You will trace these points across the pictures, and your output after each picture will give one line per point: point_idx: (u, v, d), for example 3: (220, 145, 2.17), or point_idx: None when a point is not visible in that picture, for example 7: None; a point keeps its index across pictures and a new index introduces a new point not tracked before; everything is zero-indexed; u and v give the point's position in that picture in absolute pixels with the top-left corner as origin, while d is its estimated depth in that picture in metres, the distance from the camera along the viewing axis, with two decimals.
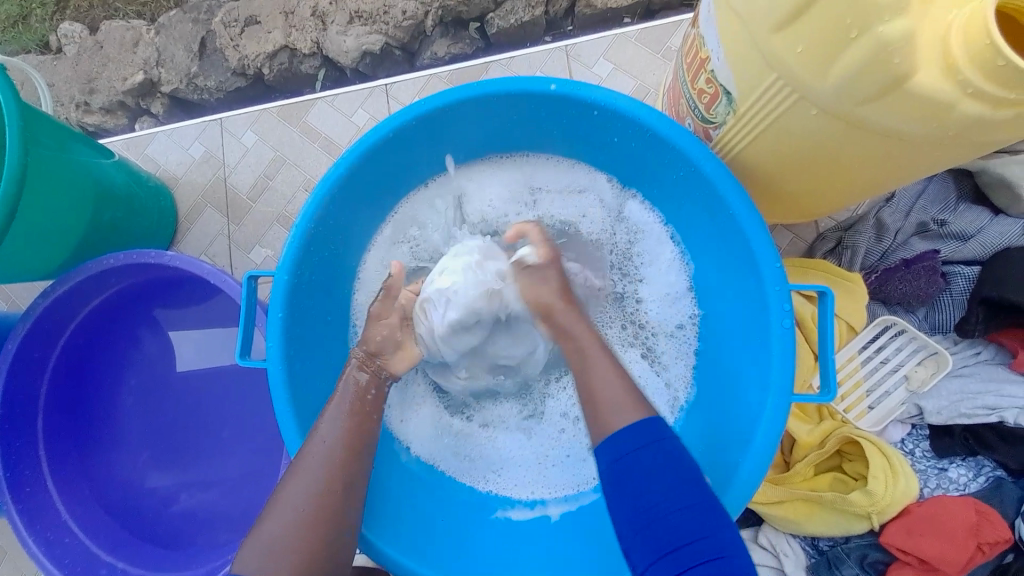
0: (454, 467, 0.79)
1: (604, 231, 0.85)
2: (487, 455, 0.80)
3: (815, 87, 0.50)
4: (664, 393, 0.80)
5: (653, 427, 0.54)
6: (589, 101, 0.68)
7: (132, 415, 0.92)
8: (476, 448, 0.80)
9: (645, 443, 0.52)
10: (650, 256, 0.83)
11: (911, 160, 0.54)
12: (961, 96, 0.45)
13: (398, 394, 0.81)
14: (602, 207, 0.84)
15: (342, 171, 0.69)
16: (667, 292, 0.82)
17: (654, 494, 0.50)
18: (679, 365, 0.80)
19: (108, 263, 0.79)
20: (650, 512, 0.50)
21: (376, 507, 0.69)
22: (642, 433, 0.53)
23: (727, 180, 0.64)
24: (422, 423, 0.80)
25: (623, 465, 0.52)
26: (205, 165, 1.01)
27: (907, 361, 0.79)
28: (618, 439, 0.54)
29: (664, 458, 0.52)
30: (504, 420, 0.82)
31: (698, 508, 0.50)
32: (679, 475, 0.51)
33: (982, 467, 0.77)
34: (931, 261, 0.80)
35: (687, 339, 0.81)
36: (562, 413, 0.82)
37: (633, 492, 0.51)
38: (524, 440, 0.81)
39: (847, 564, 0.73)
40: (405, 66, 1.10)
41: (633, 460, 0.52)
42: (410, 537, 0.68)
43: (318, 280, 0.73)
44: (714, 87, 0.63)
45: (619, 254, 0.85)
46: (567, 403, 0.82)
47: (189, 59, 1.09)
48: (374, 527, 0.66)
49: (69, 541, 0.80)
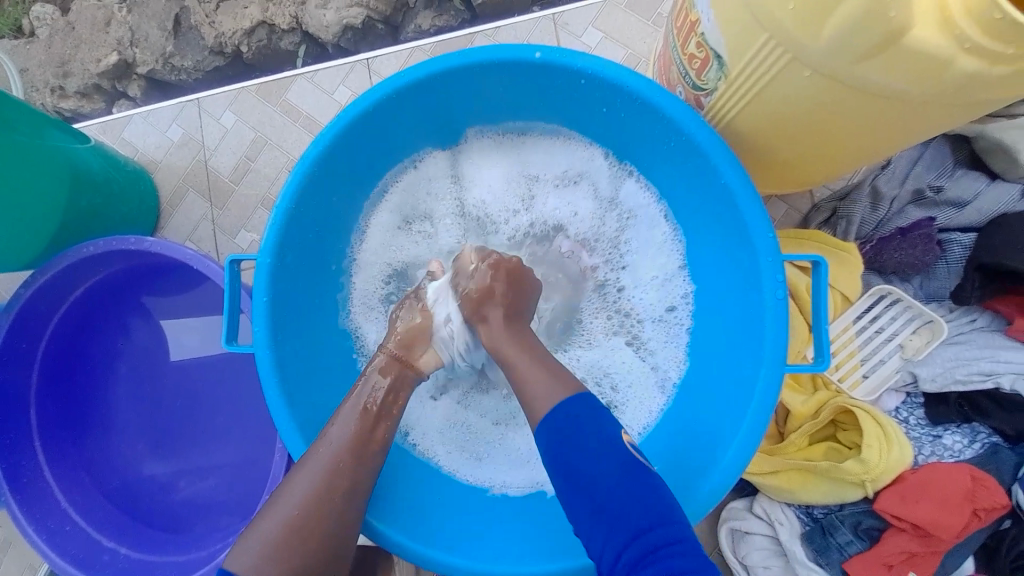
0: (459, 461, 0.78)
1: (594, 222, 0.83)
2: (493, 451, 0.79)
3: (807, 47, 0.48)
4: (650, 377, 0.79)
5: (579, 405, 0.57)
6: (576, 69, 0.66)
7: (126, 403, 0.91)
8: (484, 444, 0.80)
9: (578, 418, 0.55)
10: (639, 243, 0.82)
11: (904, 122, 0.52)
12: (958, 52, 0.42)
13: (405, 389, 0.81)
14: (594, 198, 0.83)
15: (321, 148, 0.66)
16: (654, 276, 0.81)
17: (587, 465, 0.53)
18: (666, 348, 0.79)
19: (87, 251, 0.77)
20: (586, 483, 0.52)
21: (381, 499, 0.69)
22: (573, 407, 0.56)
23: (721, 149, 0.62)
24: (428, 421, 0.80)
25: (559, 440, 0.55)
26: (185, 148, 0.98)
27: (902, 330, 0.78)
28: (553, 424, 0.56)
29: (594, 428, 0.55)
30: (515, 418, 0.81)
31: (629, 472, 0.52)
32: (613, 444, 0.54)
33: (978, 434, 0.77)
34: (927, 230, 0.80)
35: (676, 322, 0.79)
36: None
37: (569, 466, 0.53)
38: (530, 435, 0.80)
39: (841, 531, 0.74)
40: (389, 39, 1.06)
41: (567, 434, 0.55)
42: (408, 520, 0.68)
43: (303, 265, 0.72)
44: (704, 51, 0.60)
45: (605, 241, 0.83)
46: (564, 390, 0.81)
47: (163, 38, 1.05)
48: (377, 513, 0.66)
49: (70, 529, 0.81)
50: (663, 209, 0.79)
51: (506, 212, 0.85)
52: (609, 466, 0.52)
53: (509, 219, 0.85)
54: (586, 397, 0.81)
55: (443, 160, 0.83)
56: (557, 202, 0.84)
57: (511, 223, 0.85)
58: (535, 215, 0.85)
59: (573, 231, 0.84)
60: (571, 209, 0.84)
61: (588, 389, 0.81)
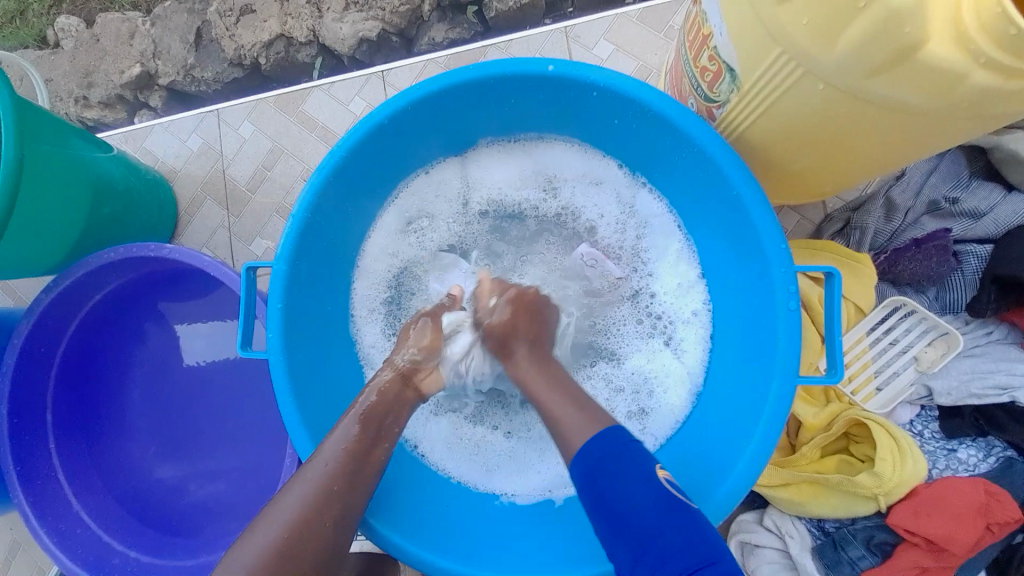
0: (469, 472, 0.78)
1: (617, 230, 0.84)
2: (505, 462, 0.79)
3: (820, 60, 0.49)
4: (678, 380, 0.78)
5: (614, 438, 0.57)
6: (588, 82, 0.67)
7: (140, 406, 0.93)
8: (495, 455, 0.80)
9: (611, 452, 0.56)
10: (657, 251, 0.82)
11: (918, 134, 0.52)
12: (972, 65, 0.43)
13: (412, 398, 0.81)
14: (618, 203, 0.83)
15: (338, 158, 0.68)
16: (680, 283, 0.80)
17: (624, 501, 0.53)
18: (693, 352, 0.79)
19: (108, 257, 0.79)
20: (624, 521, 0.52)
21: (386, 502, 0.69)
22: (605, 443, 0.57)
23: (733, 162, 0.63)
24: (436, 431, 0.80)
25: (595, 477, 0.55)
26: (203, 157, 1.01)
27: (916, 343, 0.78)
28: (588, 452, 0.57)
29: (630, 465, 0.55)
30: (526, 429, 0.82)
31: (667, 507, 0.52)
32: (649, 479, 0.54)
33: (994, 447, 0.76)
34: (942, 240, 0.79)
35: (702, 323, 0.79)
36: None
37: (606, 504, 0.54)
38: (544, 445, 0.80)
39: (853, 545, 0.73)
40: (403, 52, 1.09)
41: (605, 466, 0.55)
42: (414, 526, 0.68)
43: (317, 272, 0.73)
44: (716, 64, 0.61)
45: (625, 250, 0.84)
46: (593, 395, 0.82)
47: (185, 50, 1.08)
48: (382, 517, 0.66)
49: (80, 532, 0.83)
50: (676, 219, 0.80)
51: (527, 217, 0.86)
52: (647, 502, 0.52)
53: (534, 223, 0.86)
54: (621, 402, 0.80)
55: (453, 168, 0.84)
56: (581, 207, 0.85)
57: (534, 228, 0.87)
58: (557, 220, 0.86)
59: (589, 239, 0.85)
60: (597, 215, 0.84)
61: (623, 395, 0.80)
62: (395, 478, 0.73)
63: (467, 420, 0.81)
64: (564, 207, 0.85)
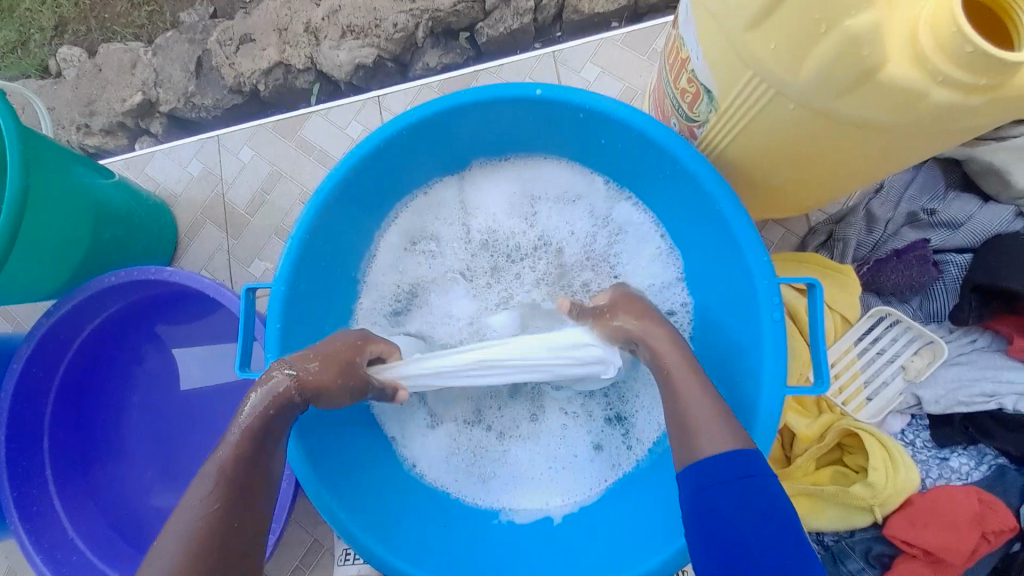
0: (465, 484, 0.78)
1: (589, 238, 0.86)
2: (501, 470, 0.79)
3: (792, 81, 0.51)
4: None
5: (739, 462, 0.52)
6: (575, 104, 0.69)
7: (137, 432, 0.93)
8: (491, 463, 0.79)
9: (733, 474, 0.51)
10: (629, 256, 0.84)
11: (890, 149, 0.54)
12: (932, 84, 0.45)
13: (395, 410, 0.80)
14: (591, 217, 0.85)
15: (336, 181, 0.70)
16: (656, 280, 0.82)
17: (735, 527, 0.49)
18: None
19: (107, 281, 0.80)
20: (725, 544, 0.49)
21: (383, 524, 0.69)
22: (733, 463, 0.52)
23: (716, 180, 0.65)
24: (428, 444, 0.80)
25: (708, 493, 0.52)
26: (203, 181, 1.03)
27: (903, 351, 0.79)
28: (705, 470, 0.53)
29: (751, 495, 0.50)
30: (518, 428, 0.81)
31: (781, 549, 0.48)
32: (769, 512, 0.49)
33: (985, 455, 0.77)
34: (922, 251, 0.81)
35: (680, 324, 0.81)
36: (562, 413, 0.81)
37: (712, 523, 0.50)
38: (535, 449, 0.80)
39: (852, 558, 0.73)
40: (398, 77, 1.12)
41: (721, 491, 0.51)
42: (410, 547, 0.68)
43: (315, 293, 0.74)
44: (695, 87, 0.64)
45: (595, 255, 0.85)
46: (567, 401, 0.81)
47: (186, 79, 1.12)
48: (374, 534, 0.66)
49: (75, 559, 0.82)
50: (653, 220, 0.82)
51: (513, 237, 0.87)
52: (757, 534, 0.48)
53: (515, 246, 0.87)
54: (596, 408, 0.80)
55: (451, 187, 0.86)
56: (561, 224, 0.86)
57: (513, 252, 0.87)
58: (539, 242, 0.87)
59: (569, 253, 0.86)
60: (571, 230, 0.86)
61: (596, 400, 0.80)
62: (379, 488, 0.73)
63: (462, 427, 0.81)
64: (539, 236, 0.87)
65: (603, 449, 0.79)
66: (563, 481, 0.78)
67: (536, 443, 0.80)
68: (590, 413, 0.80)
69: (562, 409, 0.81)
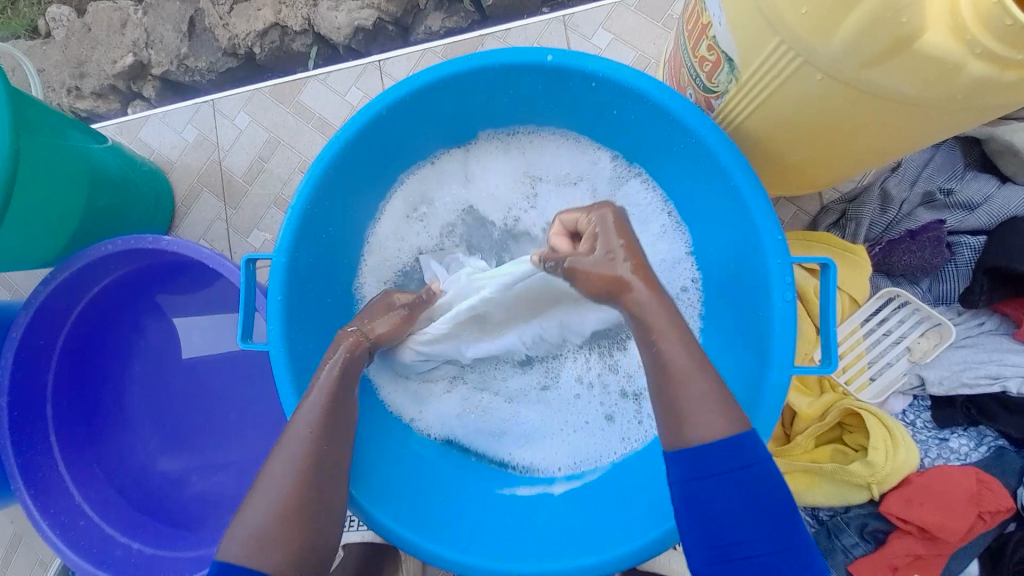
0: (483, 442, 0.82)
1: None
2: (515, 429, 0.82)
3: (819, 51, 0.48)
4: None
5: (732, 450, 0.49)
6: (587, 73, 0.66)
7: (139, 400, 0.94)
8: (503, 425, 0.83)
9: (727, 465, 0.49)
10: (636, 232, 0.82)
11: (915, 125, 0.52)
12: (969, 57, 0.43)
13: (404, 395, 0.82)
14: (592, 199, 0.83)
15: (335, 150, 0.67)
16: (670, 253, 0.81)
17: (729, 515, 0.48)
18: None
19: (106, 250, 0.78)
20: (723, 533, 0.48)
21: (391, 493, 0.70)
22: (728, 452, 0.49)
23: (730, 149, 0.63)
24: (444, 412, 0.82)
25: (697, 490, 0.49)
26: (199, 149, 1.00)
27: (910, 333, 0.78)
28: (698, 458, 0.49)
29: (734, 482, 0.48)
30: (527, 392, 0.84)
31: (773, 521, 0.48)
32: (761, 485, 0.48)
33: (985, 436, 0.77)
34: (936, 232, 0.79)
35: (691, 301, 0.80)
36: (577, 378, 0.84)
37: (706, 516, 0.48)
38: (545, 411, 0.83)
39: (847, 533, 0.74)
40: (399, 41, 1.07)
41: (713, 480, 0.49)
42: (415, 515, 0.69)
43: (317, 263, 0.73)
44: (715, 54, 0.61)
45: None
46: (584, 368, 0.84)
47: (178, 40, 1.07)
48: (379, 504, 0.67)
49: (82, 525, 0.83)
50: (664, 202, 0.81)
51: (515, 209, 0.86)
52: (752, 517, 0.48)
53: (520, 216, 0.86)
54: (611, 380, 0.83)
55: (455, 162, 0.84)
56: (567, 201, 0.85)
57: (514, 235, 0.86)
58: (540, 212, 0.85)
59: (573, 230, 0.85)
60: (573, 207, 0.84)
61: (608, 389, 0.83)
62: (391, 467, 0.73)
63: (474, 390, 0.84)
64: (540, 220, 0.85)
65: (615, 420, 0.81)
66: (576, 441, 0.81)
67: (546, 405, 0.84)
68: (605, 385, 0.83)
69: (578, 375, 0.84)
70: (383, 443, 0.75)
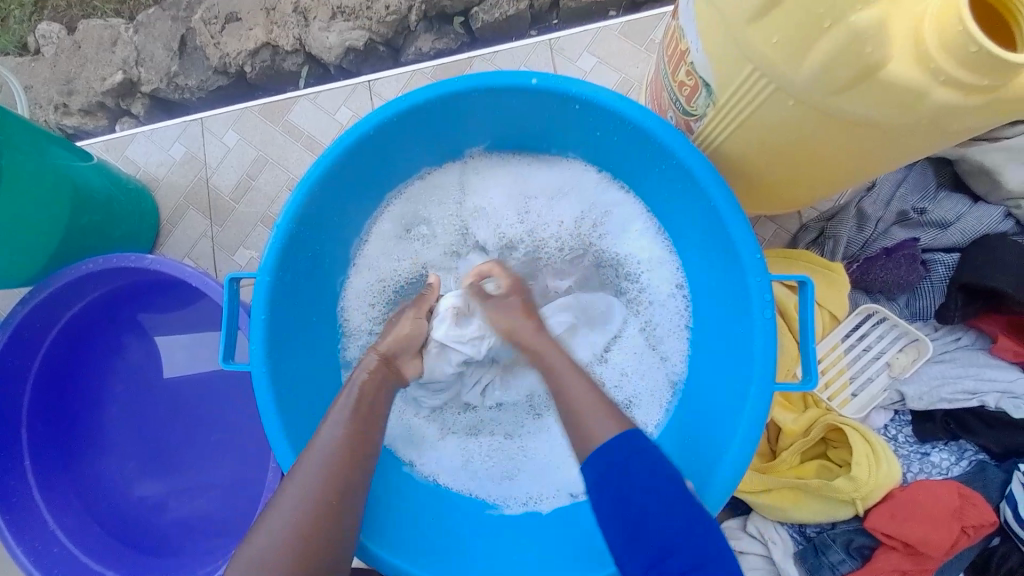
0: (491, 487, 0.78)
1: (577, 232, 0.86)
2: (525, 465, 0.80)
3: (792, 77, 0.50)
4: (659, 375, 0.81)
5: (630, 443, 0.54)
6: (571, 95, 0.68)
7: (117, 421, 0.91)
8: (512, 462, 0.80)
9: (631, 455, 0.54)
10: (621, 242, 0.84)
11: (880, 149, 0.55)
12: (933, 84, 0.45)
13: (408, 445, 0.79)
14: (583, 211, 0.85)
15: (324, 168, 0.68)
16: (650, 268, 0.83)
17: (639, 504, 0.52)
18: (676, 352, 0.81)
19: (87, 268, 0.77)
20: (642, 530, 0.51)
21: (402, 533, 0.68)
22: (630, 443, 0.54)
23: (709, 170, 0.65)
24: (444, 462, 0.79)
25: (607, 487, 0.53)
26: (186, 165, 1.00)
27: (889, 348, 0.80)
28: (607, 454, 0.54)
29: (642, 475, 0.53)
30: (522, 426, 0.82)
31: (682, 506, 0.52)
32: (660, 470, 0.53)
33: (965, 451, 0.78)
34: (911, 250, 0.82)
35: (679, 311, 0.81)
36: (572, 400, 0.83)
37: (622, 512, 0.52)
38: (549, 437, 0.82)
39: (833, 550, 0.74)
40: (390, 62, 1.09)
41: (621, 474, 0.53)
42: (429, 553, 0.67)
43: (302, 284, 0.73)
44: (693, 79, 0.63)
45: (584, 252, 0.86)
46: (576, 389, 0.83)
47: (169, 58, 1.07)
48: (394, 546, 0.65)
49: (58, 550, 0.79)
50: (644, 209, 0.82)
51: (510, 238, 0.86)
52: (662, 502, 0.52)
53: (520, 246, 0.87)
54: (606, 391, 0.82)
55: (450, 174, 0.85)
56: (551, 218, 0.86)
57: (510, 247, 0.87)
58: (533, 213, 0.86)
59: (556, 245, 0.86)
60: (563, 225, 0.86)
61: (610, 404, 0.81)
62: (399, 505, 0.72)
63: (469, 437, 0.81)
64: (531, 235, 0.86)
65: None
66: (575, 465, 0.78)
67: (547, 428, 0.82)
68: (600, 398, 0.82)
69: (570, 397, 0.83)
70: (399, 488, 0.74)
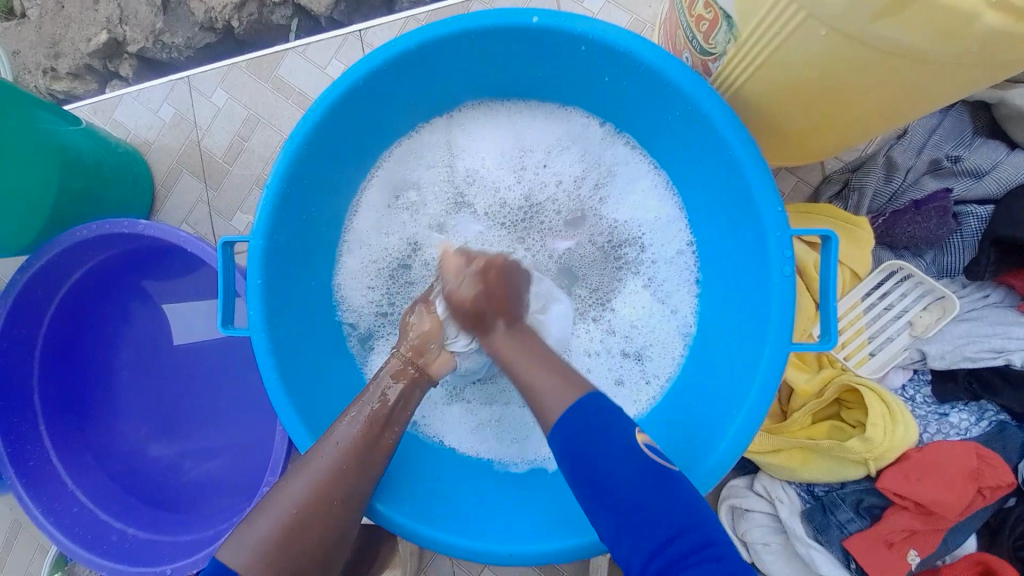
0: (500, 452, 0.78)
1: (576, 188, 0.82)
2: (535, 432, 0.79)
3: (825, 2, 0.45)
4: (665, 329, 0.78)
5: (584, 411, 0.54)
6: (576, 35, 0.62)
7: (127, 386, 0.93)
8: (522, 428, 0.79)
9: (587, 427, 0.53)
10: (623, 198, 0.80)
11: (916, 86, 0.50)
12: (983, 7, 0.39)
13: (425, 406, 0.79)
14: (582, 164, 0.81)
15: (311, 125, 0.64)
16: (654, 220, 0.79)
17: (603, 472, 0.50)
18: (682, 306, 0.78)
19: (81, 235, 0.76)
20: (608, 494, 0.50)
21: (414, 495, 0.68)
22: (579, 416, 0.54)
23: (726, 114, 0.59)
24: (455, 427, 0.79)
25: (576, 453, 0.52)
26: (177, 128, 0.96)
27: (912, 307, 0.76)
28: (563, 429, 0.54)
29: (606, 433, 0.53)
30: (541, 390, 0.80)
31: (645, 472, 0.50)
32: (616, 436, 0.52)
33: (986, 411, 0.76)
34: (943, 202, 0.76)
35: (686, 265, 0.78)
36: (587, 352, 0.80)
37: (588, 474, 0.51)
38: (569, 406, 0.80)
39: (842, 508, 0.73)
40: (383, 11, 1.02)
41: (581, 446, 0.52)
42: (431, 512, 0.67)
43: (296, 252, 0.71)
44: (712, 11, 0.57)
45: (586, 206, 0.82)
46: (592, 341, 0.81)
47: (152, 14, 1.01)
48: (401, 506, 0.65)
49: (77, 511, 0.83)
50: (651, 163, 0.78)
51: (508, 202, 0.82)
52: (627, 468, 0.50)
53: (519, 205, 0.83)
54: (617, 344, 0.80)
55: (439, 130, 0.81)
56: (549, 173, 0.82)
57: (509, 207, 0.82)
58: (530, 167, 0.82)
59: (553, 205, 0.82)
60: (563, 181, 0.82)
61: (616, 348, 0.80)
62: (406, 465, 0.72)
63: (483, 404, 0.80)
64: (532, 194, 0.82)
65: (625, 383, 0.78)
66: None
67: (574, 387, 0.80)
68: (610, 350, 0.80)
69: (587, 350, 0.81)
70: (405, 453, 0.74)
